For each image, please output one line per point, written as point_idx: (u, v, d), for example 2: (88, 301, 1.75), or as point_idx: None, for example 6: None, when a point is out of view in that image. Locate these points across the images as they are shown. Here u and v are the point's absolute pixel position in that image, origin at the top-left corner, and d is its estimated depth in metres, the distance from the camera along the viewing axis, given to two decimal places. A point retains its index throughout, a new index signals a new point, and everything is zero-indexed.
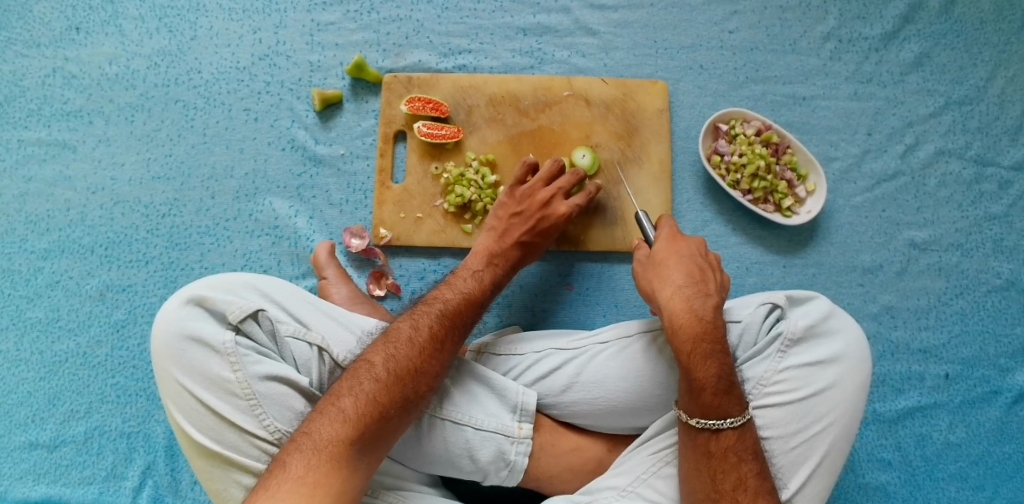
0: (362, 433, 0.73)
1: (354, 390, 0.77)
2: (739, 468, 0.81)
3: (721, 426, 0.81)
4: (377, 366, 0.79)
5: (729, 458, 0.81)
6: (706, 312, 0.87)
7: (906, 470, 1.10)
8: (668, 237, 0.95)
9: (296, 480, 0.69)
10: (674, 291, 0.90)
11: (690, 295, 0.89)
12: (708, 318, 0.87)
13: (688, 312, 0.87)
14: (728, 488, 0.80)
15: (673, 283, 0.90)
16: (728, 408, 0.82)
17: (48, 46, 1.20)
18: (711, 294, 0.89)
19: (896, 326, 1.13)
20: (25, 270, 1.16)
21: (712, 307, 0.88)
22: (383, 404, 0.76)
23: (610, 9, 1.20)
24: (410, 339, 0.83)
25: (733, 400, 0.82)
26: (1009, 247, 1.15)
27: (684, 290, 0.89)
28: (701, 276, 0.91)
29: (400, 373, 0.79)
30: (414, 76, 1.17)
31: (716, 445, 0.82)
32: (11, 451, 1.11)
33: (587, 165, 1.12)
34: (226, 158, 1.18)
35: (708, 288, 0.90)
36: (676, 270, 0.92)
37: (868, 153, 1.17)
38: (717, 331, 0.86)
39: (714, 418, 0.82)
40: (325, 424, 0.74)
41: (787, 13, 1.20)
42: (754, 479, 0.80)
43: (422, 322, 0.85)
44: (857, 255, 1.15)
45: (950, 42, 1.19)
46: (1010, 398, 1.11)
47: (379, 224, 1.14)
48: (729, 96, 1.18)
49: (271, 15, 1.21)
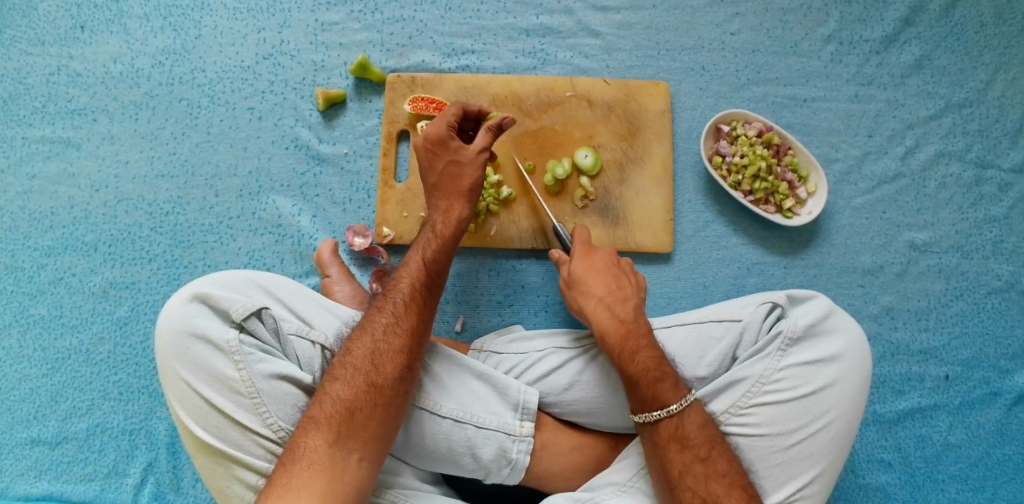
0: (335, 432, 0.76)
1: (322, 395, 0.79)
2: (684, 453, 0.82)
3: (657, 417, 0.84)
4: (336, 367, 0.82)
5: (672, 445, 0.83)
6: (627, 315, 0.92)
7: (906, 471, 1.10)
8: (583, 252, 1.00)
9: (281, 487, 0.72)
10: (595, 303, 0.94)
11: (610, 302, 0.94)
12: (629, 320, 0.91)
13: (608, 317, 0.92)
14: (676, 474, 0.81)
15: (594, 295, 0.95)
16: (665, 396, 0.84)
17: (52, 44, 1.21)
18: (630, 298, 0.94)
19: (896, 327, 1.14)
20: (28, 267, 1.16)
21: (632, 308, 0.93)
22: (349, 400, 0.78)
23: (613, 10, 1.21)
24: (361, 326, 0.85)
25: (666, 388, 0.85)
26: (1009, 249, 1.16)
27: (605, 299, 0.94)
28: (618, 284, 0.96)
29: (358, 364, 0.81)
30: (418, 76, 1.17)
31: (659, 435, 0.84)
32: (13, 448, 1.12)
33: (589, 165, 1.13)
34: (230, 157, 1.18)
35: (625, 292, 0.95)
36: (596, 282, 0.96)
37: (869, 155, 1.17)
38: (641, 328, 0.91)
39: (653, 409, 0.84)
40: (302, 433, 0.76)
41: (789, 15, 1.20)
42: (699, 464, 0.81)
43: (369, 314, 0.87)
44: (857, 256, 1.15)
45: (951, 45, 1.19)
46: (1010, 400, 1.12)
47: (382, 223, 1.15)
48: (730, 98, 1.19)
49: (275, 14, 1.21)
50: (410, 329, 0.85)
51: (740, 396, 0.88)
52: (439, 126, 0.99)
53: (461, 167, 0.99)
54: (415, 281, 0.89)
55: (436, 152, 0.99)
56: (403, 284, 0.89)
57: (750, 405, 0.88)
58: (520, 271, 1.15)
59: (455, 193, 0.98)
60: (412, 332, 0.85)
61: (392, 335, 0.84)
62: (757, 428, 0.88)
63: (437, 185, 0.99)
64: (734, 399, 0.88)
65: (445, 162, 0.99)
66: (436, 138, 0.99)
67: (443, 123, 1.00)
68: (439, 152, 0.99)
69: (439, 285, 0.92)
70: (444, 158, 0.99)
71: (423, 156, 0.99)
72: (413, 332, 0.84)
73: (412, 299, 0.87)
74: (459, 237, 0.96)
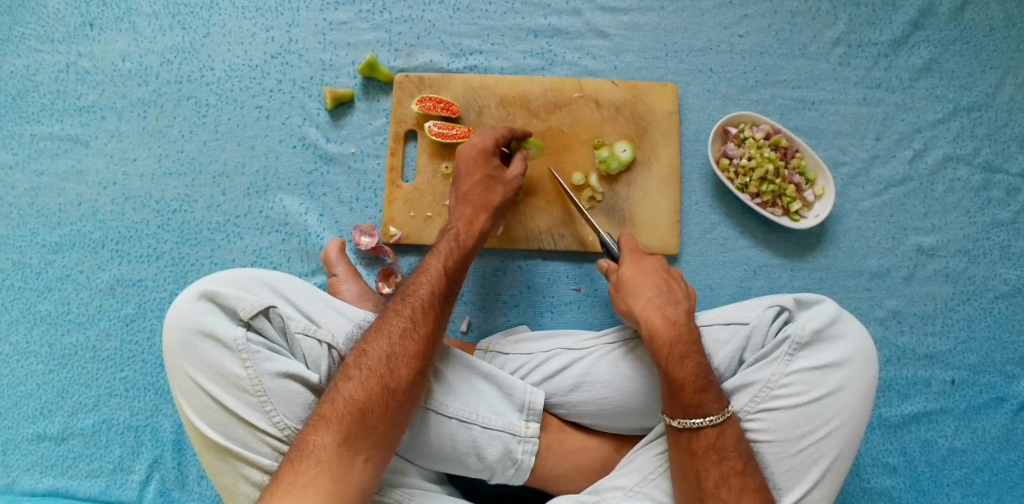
0: (346, 432, 0.76)
1: (334, 393, 0.79)
2: (721, 465, 0.82)
3: (700, 425, 0.83)
4: (351, 367, 0.81)
5: (710, 456, 0.82)
6: (677, 318, 0.90)
7: (911, 475, 1.10)
8: (633, 257, 0.98)
9: (289, 484, 0.72)
10: (645, 303, 0.92)
11: (661, 303, 0.92)
12: (680, 323, 0.90)
13: (662, 320, 0.90)
14: (710, 484, 0.81)
15: (644, 296, 0.93)
16: (708, 405, 0.84)
17: (61, 41, 1.21)
18: (681, 301, 0.93)
19: (902, 331, 1.14)
20: (35, 264, 1.17)
21: (684, 313, 0.91)
22: (362, 401, 0.78)
23: (621, 12, 1.21)
24: (377, 328, 0.85)
25: (711, 398, 0.84)
26: (1016, 254, 1.16)
27: (655, 300, 0.92)
28: (669, 287, 0.94)
29: (373, 365, 0.81)
30: (425, 76, 1.18)
31: (696, 444, 0.83)
32: (19, 443, 1.12)
33: (627, 159, 1.13)
34: (237, 155, 1.19)
35: (676, 295, 0.93)
36: (647, 283, 0.94)
37: (877, 158, 1.17)
38: (691, 333, 0.89)
39: (694, 416, 0.84)
40: (311, 431, 0.76)
41: (797, 18, 1.20)
42: (735, 477, 0.81)
43: (388, 314, 0.87)
44: (864, 260, 1.15)
45: (960, 49, 1.19)
46: (1015, 405, 1.12)
47: (389, 222, 1.15)
48: (738, 100, 1.19)
49: (283, 13, 1.21)
50: (429, 336, 0.85)
51: (747, 400, 0.88)
52: (488, 139, 1.05)
53: (495, 184, 1.03)
54: (435, 288, 0.89)
55: (479, 163, 1.03)
56: (422, 290, 0.89)
57: (757, 411, 0.88)
58: (527, 272, 1.15)
59: (481, 205, 1.01)
60: (427, 339, 0.84)
61: (408, 340, 0.83)
62: (764, 433, 0.87)
63: (468, 196, 1.02)
64: (742, 403, 0.88)
65: (484, 174, 1.03)
66: (482, 149, 1.04)
67: (492, 136, 1.05)
68: (482, 163, 1.04)
69: (453, 292, 0.92)
70: (484, 171, 1.03)
71: (466, 163, 1.04)
72: (427, 340, 0.84)
73: (431, 308, 0.87)
74: (480, 246, 1.00)
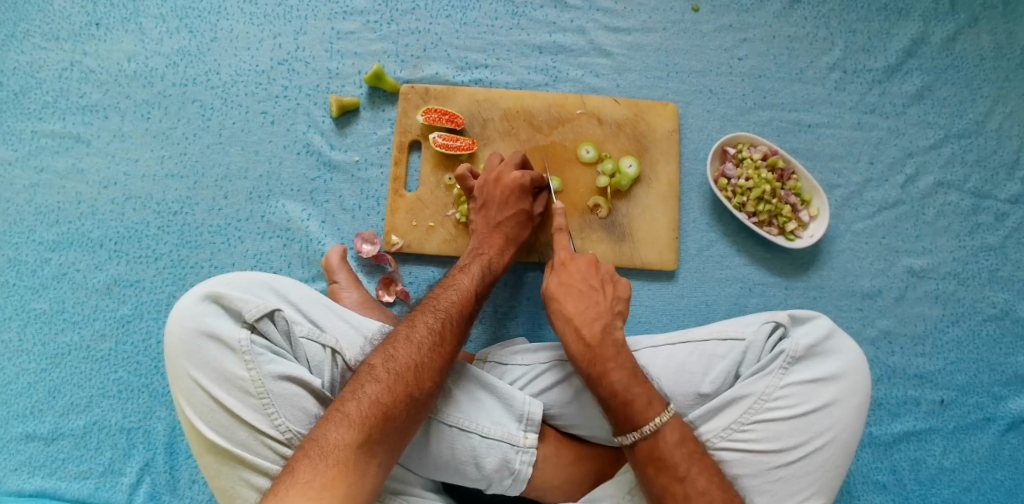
0: (366, 435, 0.75)
1: (356, 394, 0.78)
2: (662, 475, 0.84)
3: (633, 439, 0.85)
4: (377, 369, 0.81)
5: (650, 467, 0.84)
6: (594, 336, 0.93)
7: (900, 493, 1.12)
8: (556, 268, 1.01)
9: (303, 484, 0.70)
10: (566, 322, 0.95)
11: (579, 321, 0.94)
12: (596, 341, 0.92)
13: (577, 341, 0.93)
14: (656, 496, 0.84)
15: (565, 315, 0.96)
16: (639, 418, 0.86)
17: (66, 40, 1.22)
18: (600, 316, 0.95)
19: (893, 351, 1.16)
20: (32, 261, 1.16)
21: (599, 330, 0.93)
22: (386, 405, 0.78)
23: (625, 32, 1.23)
24: (404, 336, 0.86)
25: (640, 410, 0.86)
26: (1004, 277, 1.18)
27: (573, 319, 0.95)
28: (588, 299, 0.97)
29: (400, 372, 0.81)
30: (431, 87, 1.19)
31: (637, 456, 0.86)
32: (7, 443, 1.10)
33: (633, 174, 1.15)
34: (241, 159, 1.19)
35: (597, 310, 0.96)
36: (568, 299, 0.97)
37: (870, 181, 1.20)
38: (607, 348, 0.92)
39: (629, 431, 0.86)
40: (331, 428, 0.75)
41: (795, 43, 1.23)
42: (675, 485, 0.83)
43: (420, 320, 0.88)
44: (857, 280, 1.18)
45: (951, 77, 1.23)
46: (1003, 425, 1.14)
47: (391, 231, 1.16)
48: (736, 121, 1.22)
49: (292, 21, 1.23)
50: (453, 353, 0.87)
51: (743, 414, 0.89)
52: (526, 176, 1.06)
53: (527, 221, 1.07)
54: (464, 305, 0.93)
55: (516, 198, 1.06)
56: (449, 304, 0.92)
57: (751, 422, 0.89)
58: (525, 284, 1.16)
59: (513, 239, 1.06)
60: (450, 357, 0.86)
61: (436, 354, 0.85)
62: (756, 443, 0.89)
63: (502, 224, 1.05)
64: (738, 415, 0.89)
65: (519, 209, 1.06)
66: (520, 184, 1.06)
67: (529, 174, 1.07)
68: (518, 200, 1.06)
69: (476, 311, 0.95)
70: (519, 206, 1.06)
71: (502, 195, 1.06)
72: (451, 358, 0.86)
73: (457, 325, 0.89)
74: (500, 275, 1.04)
